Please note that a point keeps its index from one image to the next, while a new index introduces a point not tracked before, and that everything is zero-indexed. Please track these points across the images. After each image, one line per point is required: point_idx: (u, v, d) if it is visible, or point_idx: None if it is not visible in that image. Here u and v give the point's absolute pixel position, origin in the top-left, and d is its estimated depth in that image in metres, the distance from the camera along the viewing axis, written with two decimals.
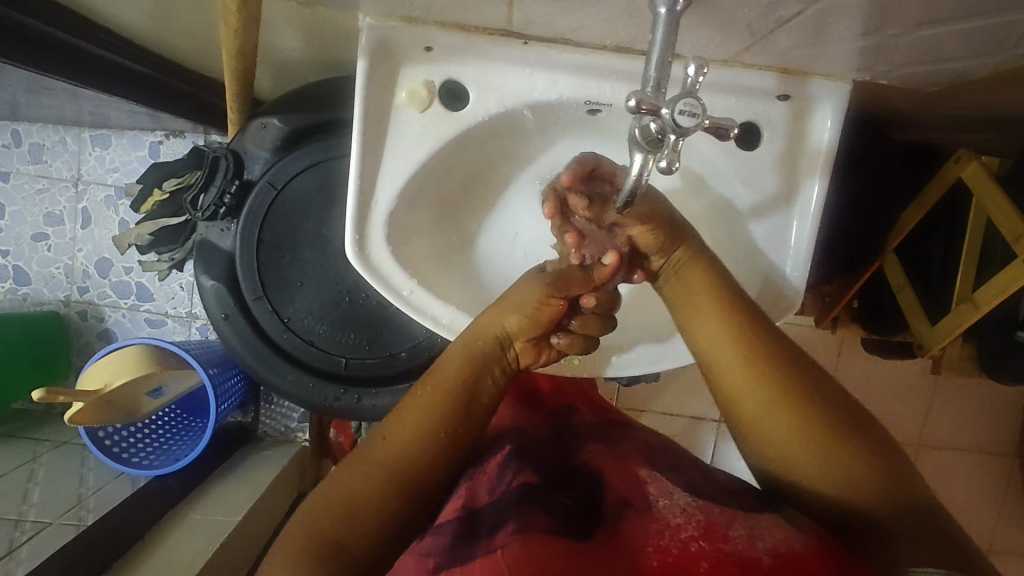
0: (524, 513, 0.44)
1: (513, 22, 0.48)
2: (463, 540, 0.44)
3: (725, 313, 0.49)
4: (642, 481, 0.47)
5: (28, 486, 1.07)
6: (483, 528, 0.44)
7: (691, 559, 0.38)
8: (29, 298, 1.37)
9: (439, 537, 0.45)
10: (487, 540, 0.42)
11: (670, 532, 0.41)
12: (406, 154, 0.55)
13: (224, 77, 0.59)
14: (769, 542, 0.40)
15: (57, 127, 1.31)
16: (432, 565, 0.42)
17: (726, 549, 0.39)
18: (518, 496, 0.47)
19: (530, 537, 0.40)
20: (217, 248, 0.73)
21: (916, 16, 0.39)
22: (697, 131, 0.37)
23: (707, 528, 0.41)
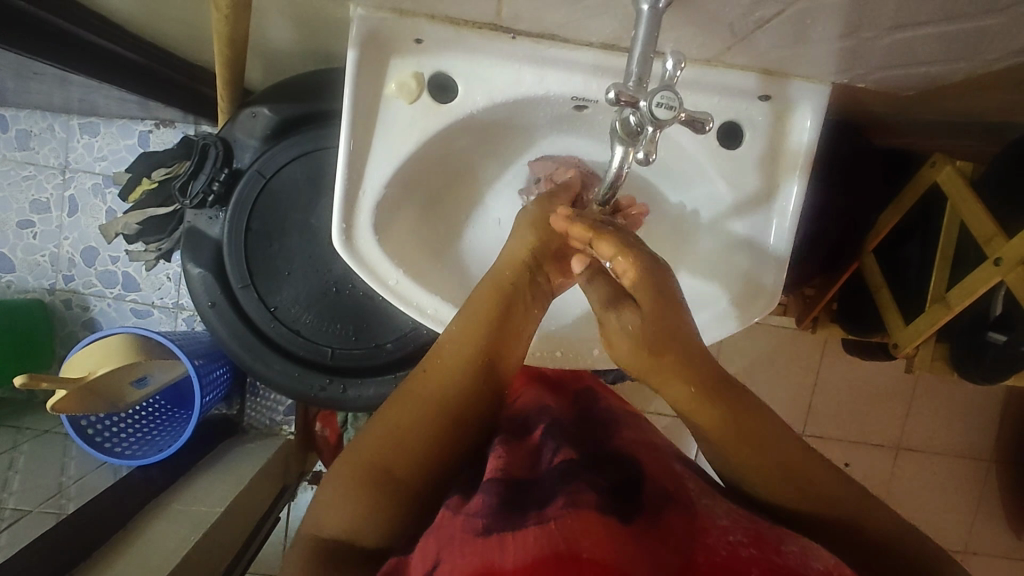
0: (573, 490, 0.42)
1: (501, 15, 0.49)
2: (506, 506, 0.42)
3: (707, 395, 0.46)
4: (681, 478, 0.49)
5: (8, 474, 1.06)
6: (530, 501, 0.42)
7: (742, 563, 0.37)
8: (12, 286, 1.36)
9: (485, 499, 0.43)
10: (539, 511, 0.40)
11: (717, 533, 0.40)
12: (395, 144, 0.55)
13: (215, 64, 0.59)
14: (824, 561, 0.38)
15: (45, 114, 1.31)
16: (480, 524, 0.40)
17: (778, 561, 0.37)
18: (562, 475, 0.45)
19: (580, 510, 0.39)
20: (204, 236, 0.73)
21: (891, 19, 0.40)
22: (674, 123, 0.38)
23: (757, 538, 0.39)
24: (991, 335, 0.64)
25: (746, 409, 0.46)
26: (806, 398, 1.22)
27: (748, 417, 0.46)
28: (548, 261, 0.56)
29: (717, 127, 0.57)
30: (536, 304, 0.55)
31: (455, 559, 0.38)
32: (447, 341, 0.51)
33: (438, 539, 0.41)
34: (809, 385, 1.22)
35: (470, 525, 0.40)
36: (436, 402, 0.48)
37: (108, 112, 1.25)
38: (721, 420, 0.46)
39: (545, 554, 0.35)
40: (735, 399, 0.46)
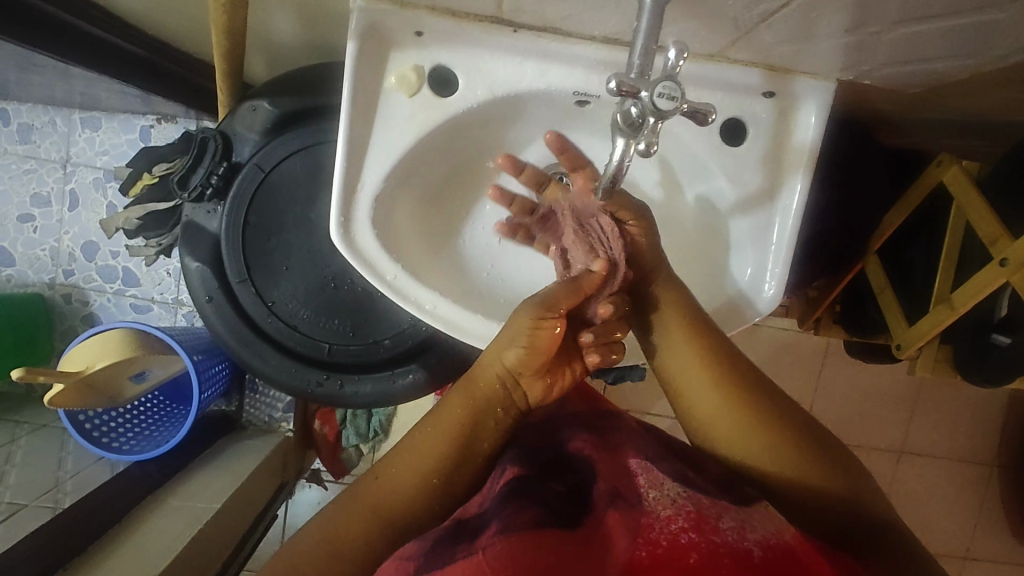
0: (512, 511, 0.44)
1: (502, 8, 0.49)
2: (443, 541, 0.44)
3: (721, 387, 0.51)
4: (634, 474, 0.49)
5: (5, 468, 1.06)
6: (464, 532, 0.44)
7: (684, 550, 0.40)
8: (12, 280, 1.36)
9: (423, 542, 0.44)
10: (469, 543, 0.42)
11: (660, 523, 0.43)
12: (394, 138, 0.55)
13: (214, 57, 0.59)
14: (760, 534, 0.42)
15: (47, 108, 1.31)
16: (413, 566, 0.42)
17: (716, 540, 0.41)
18: (503, 497, 0.46)
19: (512, 535, 0.41)
20: (203, 230, 0.73)
21: (897, 13, 0.39)
22: (676, 114, 0.37)
23: (698, 520, 0.42)
24: (997, 337, 0.63)
25: (750, 390, 0.51)
26: (807, 401, 1.22)
27: (764, 396, 0.51)
28: (533, 373, 0.51)
29: (721, 124, 0.56)
30: (510, 415, 0.53)
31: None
32: (408, 445, 0.51)
33: None
34: (811, 388, 1.21)
35: (403, 571, 0.42)
36: (381, 505, 0.48)
37: (109, 106, 1.25)
38: (728, 411, 0.50)
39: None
40: (734, 370, 0.51)
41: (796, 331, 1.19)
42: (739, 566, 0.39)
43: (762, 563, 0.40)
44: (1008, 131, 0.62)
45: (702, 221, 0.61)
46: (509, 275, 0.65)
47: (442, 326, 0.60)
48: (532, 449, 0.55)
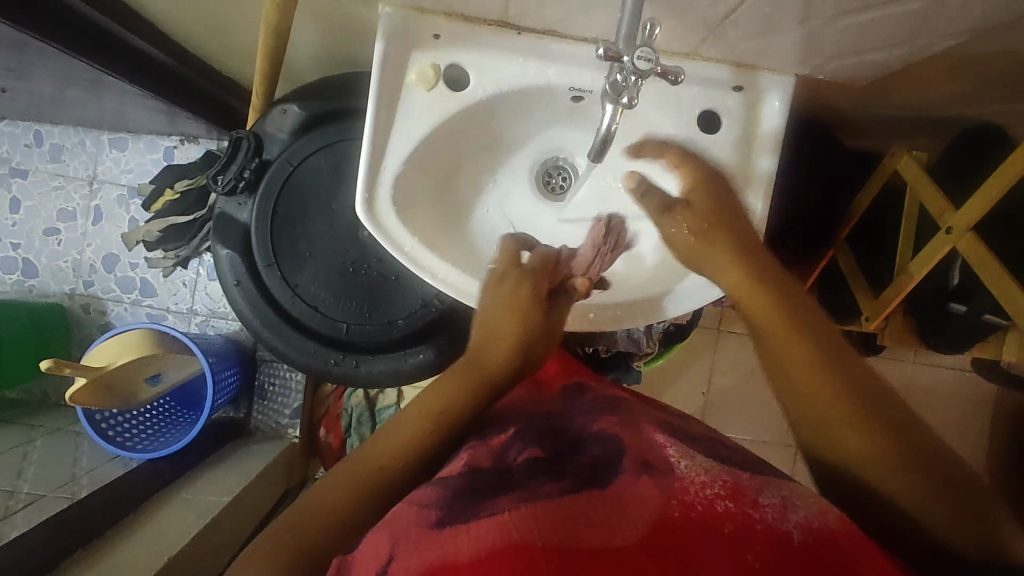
0: (538, 483, 0.49)
1: (509, 12, 0.58)
2: (463, 492, 0.48)
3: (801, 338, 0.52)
4: (662, 446, 0.53)
5: (23, 463, 1.09)
6: (486, 491, 0.48)
7: (718, 517, 0.43)
8: (34, 291, 1.42)
9: (442, 489, 0.48)
10: (493, 502, 0.46)
11: (697, 489, 0.46)
12: (413, 126, 0.63)
13: (256, 64, 0.68)
14: (802, 517, 0.44)
15: (78, 130, 1.40)
16: (435, 515, 0.45)
17: (754, 517, 0.44)
18: (530, 470, 0.51)
19: (540, 502, 0.45)
20: (233, 220, 0.80)
21: (835, 5, 0.48)
22: (652, 74, 0.48)
23: (735, 491, 0.46)
24: (952, 305, 0.70)
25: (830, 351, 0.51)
26: None
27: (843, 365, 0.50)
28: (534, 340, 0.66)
29: (697, 114, 0.64)
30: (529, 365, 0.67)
31: (412, 544, 0.43)
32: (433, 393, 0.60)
33: (391, 529, 0.45)
34: None
35: (423, 518, 0.45)
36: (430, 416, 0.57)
37: (137, 126, 1.34)
38: (808, 364, 0.50)
39: (502, 538, 0.41)
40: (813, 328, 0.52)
41: None
42: (774, 543, 0.42)
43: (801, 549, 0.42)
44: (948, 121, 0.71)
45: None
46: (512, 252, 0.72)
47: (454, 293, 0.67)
48: (542, 430, 0.59)
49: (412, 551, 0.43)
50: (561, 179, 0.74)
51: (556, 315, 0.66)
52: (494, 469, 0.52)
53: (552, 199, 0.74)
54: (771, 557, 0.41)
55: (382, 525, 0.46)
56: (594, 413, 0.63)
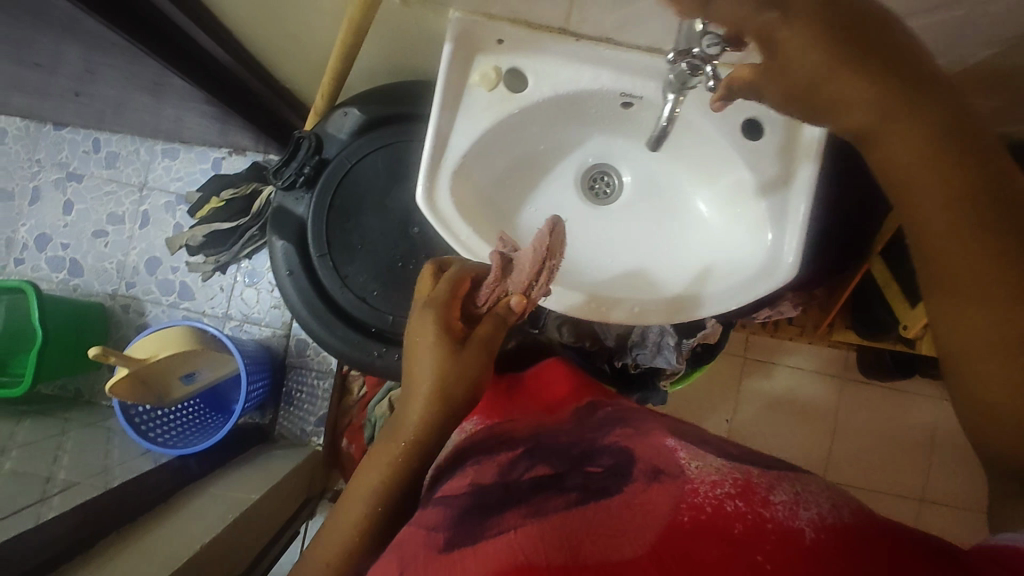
0: (542, 500, 0.48)
1: (571, 20, 0.62)
2: (462, 517, 0.49)
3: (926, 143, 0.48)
4: (671, 450, 0.51)
5: (57, 452, 1.11)
6: (491, 508, 0.49)
7: (729, 518, 0.42)
8: (78, 289, 1.46)
9: (446, 510, 0.50)
10: (498, 518, 0.47)
11: (706, 489, 0.45)
12: (474, 122, 0.67)
13: (327, 67, 0.73)
14: (814, 513, 0.42)
15: (135, 139, 1.48)
16: (441, 540, 0.47)
17: (765, 515, 0.42)
18: (532, 487, 0.50)
19: (543, 519, 0.45)
20: (290, 213, 0.84)
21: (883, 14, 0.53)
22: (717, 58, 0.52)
23: (745, 489, 0.44)
24: None
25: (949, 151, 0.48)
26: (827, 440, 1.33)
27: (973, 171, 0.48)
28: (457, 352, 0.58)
29: (741, 122, 0.68)
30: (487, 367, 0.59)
31: (420, 568, 0.46)
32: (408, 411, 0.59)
33: (400, 553, 0.48)
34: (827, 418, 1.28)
35: (431, 541, 0.47)
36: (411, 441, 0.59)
37: (191, 136, 1.42)
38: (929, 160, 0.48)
39: (505, 562, 0.42)
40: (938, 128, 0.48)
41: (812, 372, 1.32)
42: (787, 541, 0.40)
43: (814, 544, 0.40)
44: (986, 108, 0.75)
45: (733, 199, 0.71)
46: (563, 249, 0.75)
47: None
48: (557, 444, 0.57)
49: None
50: (605, 184, 0.78)
51: (473, 346, 0.58)
52: (498, 485, 0.51)
53: (597, 203, 0.77)
54: (780, 554, 0.39)
55: (393, 549, 0.49)
56: (606, 428, 0.59)
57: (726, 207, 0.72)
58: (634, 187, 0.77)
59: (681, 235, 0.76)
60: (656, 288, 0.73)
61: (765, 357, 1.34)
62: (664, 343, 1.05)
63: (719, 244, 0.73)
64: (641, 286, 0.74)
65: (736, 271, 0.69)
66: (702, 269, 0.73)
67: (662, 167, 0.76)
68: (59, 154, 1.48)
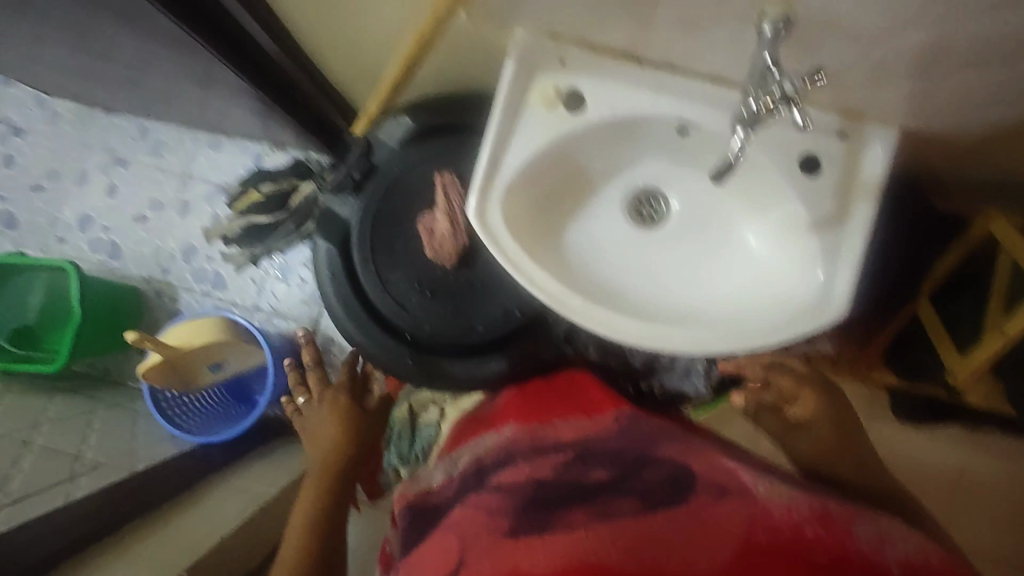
0: (609, 501, 0.51)
1: (637, 45, 0.63)
2: (531, 508, 0.52)
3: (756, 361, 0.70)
4: (732, 474, 0.54)
5: (87, 431, 1.13)
6: (557, 502, 0.52)
7: (813, 543, 0.46)
8: (116, 272, 1.49)
9: (513, 500, 0.53)
10: (565, 515, 0.49)
11: (782, 512, 0.48)
12: (529, 140, 0.67)
13: (387, 78, 0.74)
14: (900, 552, 0.46)
15: (181, 129, 1.51)
16: (509, 525, 0.50)
17: (851, 547, 0.46)
18: (596, 487, 0.53)
19: (613, 522, 0.48)
20: (336, 216, 0.85)
21: (962, 58, 0.52)
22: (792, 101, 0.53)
23: (826, 519, 0.48)
24: None
25: None
26: None
27: None
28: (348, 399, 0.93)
29: (799, 158, 0.67)
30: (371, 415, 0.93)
31: (486, 548, 0.49)
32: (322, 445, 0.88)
33: (465, 533, 0.52)
34: None
35: (493, 524, 0.51)
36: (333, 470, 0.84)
37: (236, 130, 1.44)
38: None
39: (578, 555, 0.45)
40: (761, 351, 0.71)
41: None
42: (871, 571, 0.44)
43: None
44: None
45: (784, 233, 0.70)
46: (604, 271, 0.75)
47: (547, 301, 0.68)
48: (608, 448, 0.60)
49: (483, 556, 0.48)
50: (652, 209, 0.77)
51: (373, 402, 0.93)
52: (563, 480, 0.55)
53: (643, 227, 0.76)
54: None
55: (455, 529, 0.53)
56: (660, 440, 0.61)
57: (776, 240, 0.72)
58: (683, 213, 0.76)
59: (726, 266, 0.74)
60: (699, 317, 0.71)
61: None
62: (694, 369, 1.05)
63: (767, 278, 0.72)
64: (682, 314, 0.72)
65: (781, 308, 0.68)
66: (748, 303, 0.71)
67: (713, 196, 0.75)
68: (108, 139, 1.52)
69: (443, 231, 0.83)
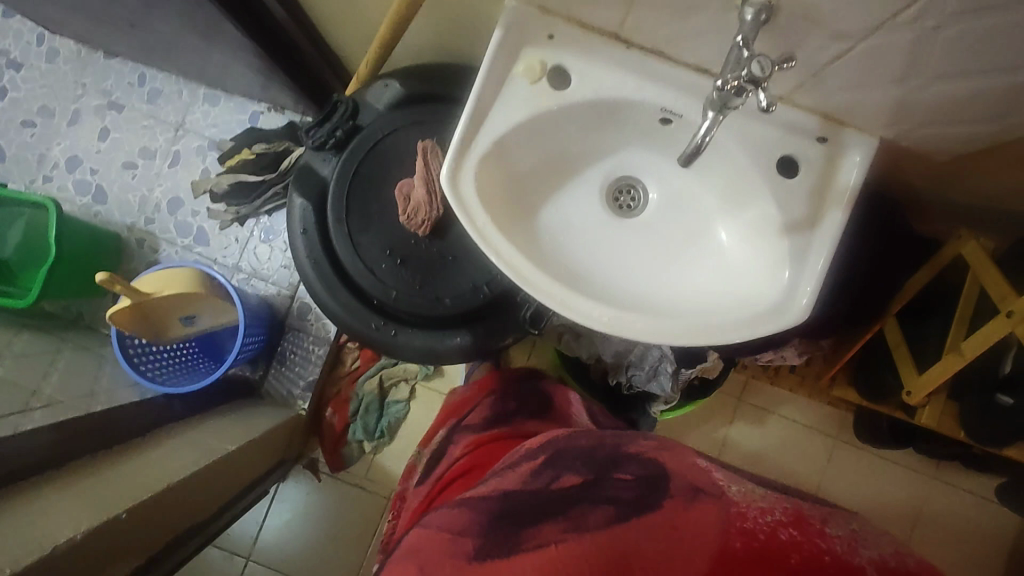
0: (581, 512, 0.67)
1: (624, 26, 0.63)
2: (507, 521, 0.67)
3: None
4: (691, 470, 0.73)
5: (48, 370, 1.12)
6: (527, 515, 0.67)
7: (786, 543, 0.64)
8: (99, 216, 1.48)
9: (486, 514, 0.68)
10: (537, 530, 0.65)
11: (761, 516, 0.67)
12: (510, 111, 0.67)
13: (376, 37, 0.74)
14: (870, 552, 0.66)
15: (180, 80, 1.50)
16: (480, 541, 0.65)
17: (821, 546, 0.65)
18: (566, 496, 0.69)
19: (583, 536, 0.64)
20: (315, 174, 0.85)
21: (939, 66, 0.53)
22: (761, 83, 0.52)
23: (797, 519, 0.67)
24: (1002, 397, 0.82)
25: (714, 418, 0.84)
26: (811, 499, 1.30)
27: None
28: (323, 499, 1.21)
29: (777, 158, 0.67)
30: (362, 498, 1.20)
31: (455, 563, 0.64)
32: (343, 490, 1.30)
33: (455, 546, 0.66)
34: (818, 473, 1.30)
35: (461, 545, 0.65)
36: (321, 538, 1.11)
37: (235, 87, 1.44)
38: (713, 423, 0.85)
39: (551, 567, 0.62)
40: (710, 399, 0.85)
41: (803, 429, 1.31)
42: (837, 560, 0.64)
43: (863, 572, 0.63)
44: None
45: (755, 233, 0.70)
46: (574, 255, 0.74)
47: (514, 276, 0.66)
48: (584, 451, 0.75)
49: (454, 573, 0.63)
50: (629, 198, 0.76)
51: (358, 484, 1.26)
52: (535, 496, 0.70)
53: (619, 215, 0.76)
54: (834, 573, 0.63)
55: (435, 545, 0.67)
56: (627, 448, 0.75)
57: (747, 239, 0.71)
58: (658, 204, 0.76)
59: (697, 261, 0.74)
60: (664, 309, 0.71)
61: (763, 405, 1.31)
62: (661, 369, 1.01)
63: (737, 277, 0.71)
64: (649, 304, 0.71)
65: (745, 305, 0.68)
66: (715, 300, 0.70)
67: (689, 189, 0.75)
68: (104, 82, 1.50)
69: (418, 195, 0.81)
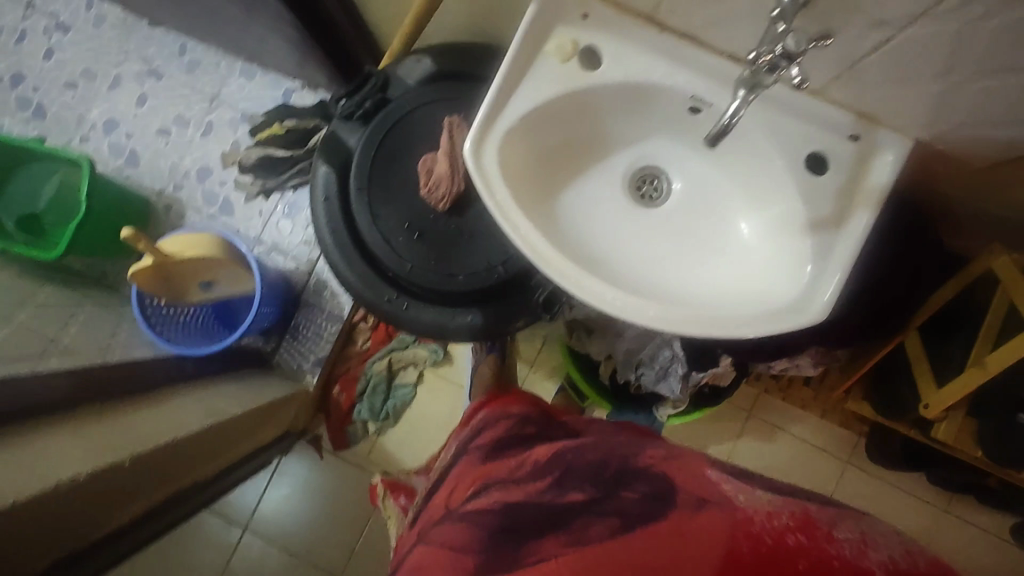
0: (581, 526, 0.68)
1: (659, 8, 0.62)
2: (503, 535, 0.69)
3: None
4: (702, 480, 0.72)
5: (67, 321, 1.14)
6: (525, 530, 0.69)
7: (795, 549, 0.63)
8: (129, 180, 1.51)
9: (482, 528, 0.70)
10: (536, 545, 0.67)
11: (774, 520, 0.65)
12: (539, 88, 0.67)
13: (411, 9, 0.74)
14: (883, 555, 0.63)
15: (219, 53, 1.53)
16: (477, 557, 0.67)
17: (831, 551, 0.63)
18: (567, 508, 0.70)
19: (581, 553, 0.65)
20: (341, 143, 0.85)
21: (981, 60, 0.51)
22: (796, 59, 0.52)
23: (810, 523, 0.65)
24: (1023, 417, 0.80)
25: None
26: None
27: None
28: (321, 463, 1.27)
29: (806, 155, 0.66)
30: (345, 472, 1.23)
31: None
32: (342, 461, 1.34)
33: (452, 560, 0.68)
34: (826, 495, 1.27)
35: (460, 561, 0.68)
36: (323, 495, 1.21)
37: (271, 62, 1.46)
38: None
39: None
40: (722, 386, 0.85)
41: (813, 448, 1.28)
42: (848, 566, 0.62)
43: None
44: None
45: (779, 230, 0.69)
46: (592, 241, 0.73)
47: (530, 254, 0.65)
48: (590, 462, 0.74)
49: None
50: (652, 188, 0.75)
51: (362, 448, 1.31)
52: (534, 509, 0.70)
53: (641, 205, 0.75)
54: None
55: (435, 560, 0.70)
56: (634, 461, 0.75)
57: (769, 237, 0.70)
58: (681, 196, 0.75)
59: (717, 256, 0.73)
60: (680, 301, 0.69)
61: (773, 419, 1.29)
62: (672, 371, 0.97)
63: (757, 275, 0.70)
64: (665, 295, 0.70)
65: (764, 301, 0.66)
66: (734, 296, 0.69)
67: (714, 182, 0.74)
68: (146, 49, 1.54)
69: (441, 171, 0.81)
